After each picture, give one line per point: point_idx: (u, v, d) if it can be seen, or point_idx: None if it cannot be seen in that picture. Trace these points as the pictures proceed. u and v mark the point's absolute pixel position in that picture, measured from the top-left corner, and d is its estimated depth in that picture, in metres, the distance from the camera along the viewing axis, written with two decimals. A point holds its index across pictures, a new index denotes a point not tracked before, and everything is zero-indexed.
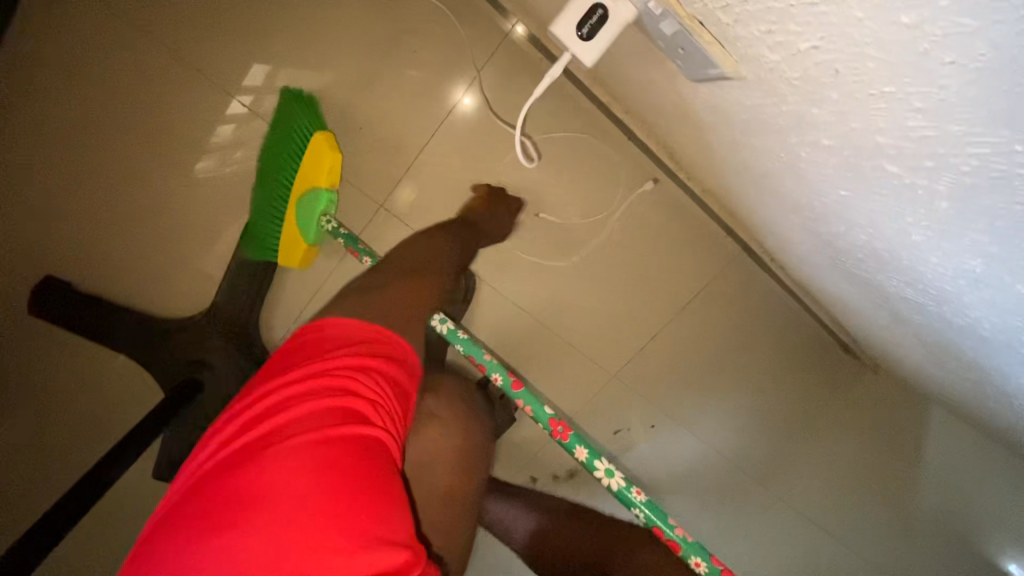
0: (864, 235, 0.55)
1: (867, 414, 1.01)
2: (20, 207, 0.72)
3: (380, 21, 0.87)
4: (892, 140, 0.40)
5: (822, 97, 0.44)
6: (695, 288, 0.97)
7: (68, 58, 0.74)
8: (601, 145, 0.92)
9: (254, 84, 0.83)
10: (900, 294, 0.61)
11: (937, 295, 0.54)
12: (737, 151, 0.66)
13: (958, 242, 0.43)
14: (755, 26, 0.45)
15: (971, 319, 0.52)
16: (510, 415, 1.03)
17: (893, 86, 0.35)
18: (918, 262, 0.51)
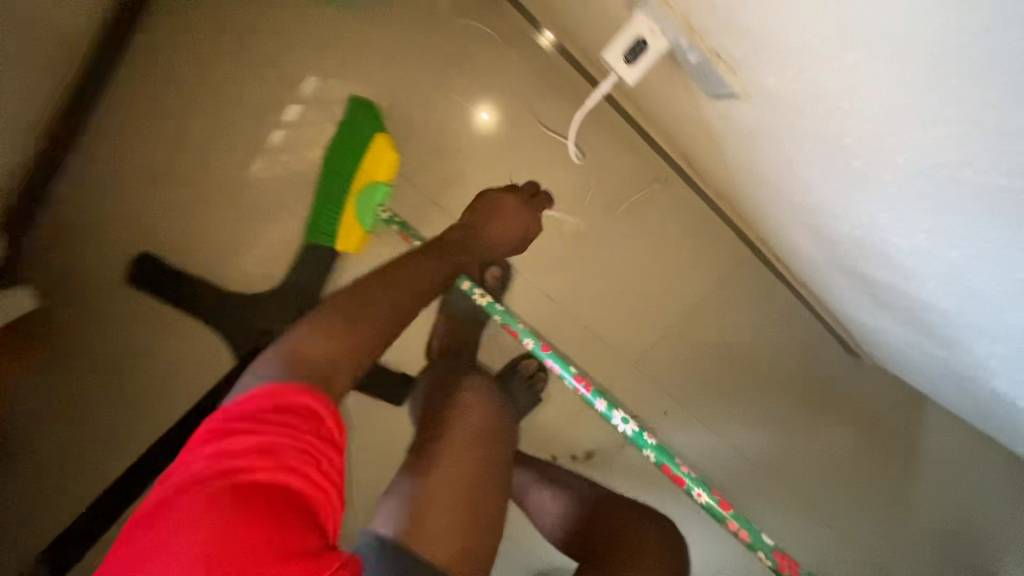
0: (848, 226, 0.53)
1: (864, 411, 0.95)
2: (146, 186, 0.90)
3: (425, 36, 0.95)
4: (864, 140, 0.41)
5: (819, 111, 0.44)
6: (709, 285, 0.95)
7: (180, 72, 0.92)
8: (622, 150, 0.93)
9: (316, 90, 0.94)
10: (883, 283, 0.57)
11: (905, 278, 0.52)
12: (755, 168, 0.62)
13: (904, 220, 0.45)
14: (757, 54, 0.45)
15: (933, 301, 0.52)
16: (534, 396, 0.97)
17: (892, 100, 0.35)
18: (886, 245, 0.50)
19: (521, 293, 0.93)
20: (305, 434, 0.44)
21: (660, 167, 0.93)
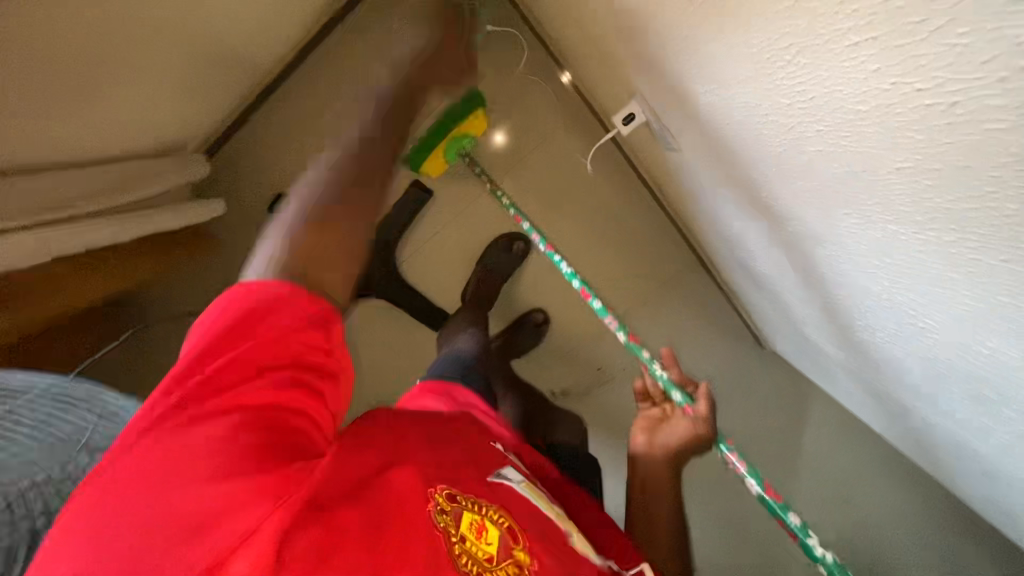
0: (729, 226, 0.89)
1: (773, 393, 1.26)
2: (262, 150, 1.22)
3: (484, 64, 1.26)
4: (756, 187, 0.68)
5: (727, 169, 0.72)
6: (667, 277, 1.31)
7: (295, 67, 1.20)
8: (616, 175, 1.30)
9: (402, 96, 1.26)
10: (752, 263, 0.93)
11: (760, 261, 0.88)
12: (695, 195, 0.96)
13: (751, 214, 0.76)
14: (694, 129, 0.74)
15: (774, 275, 0.86)
16: (539, 338, 1.32)
17: (781, 172, 0.58)
18: (744, 233, 0.85)
19: (563, 237, 1.30)
20: (290, 347, 0.46)
21: (643, 194, 1.30)
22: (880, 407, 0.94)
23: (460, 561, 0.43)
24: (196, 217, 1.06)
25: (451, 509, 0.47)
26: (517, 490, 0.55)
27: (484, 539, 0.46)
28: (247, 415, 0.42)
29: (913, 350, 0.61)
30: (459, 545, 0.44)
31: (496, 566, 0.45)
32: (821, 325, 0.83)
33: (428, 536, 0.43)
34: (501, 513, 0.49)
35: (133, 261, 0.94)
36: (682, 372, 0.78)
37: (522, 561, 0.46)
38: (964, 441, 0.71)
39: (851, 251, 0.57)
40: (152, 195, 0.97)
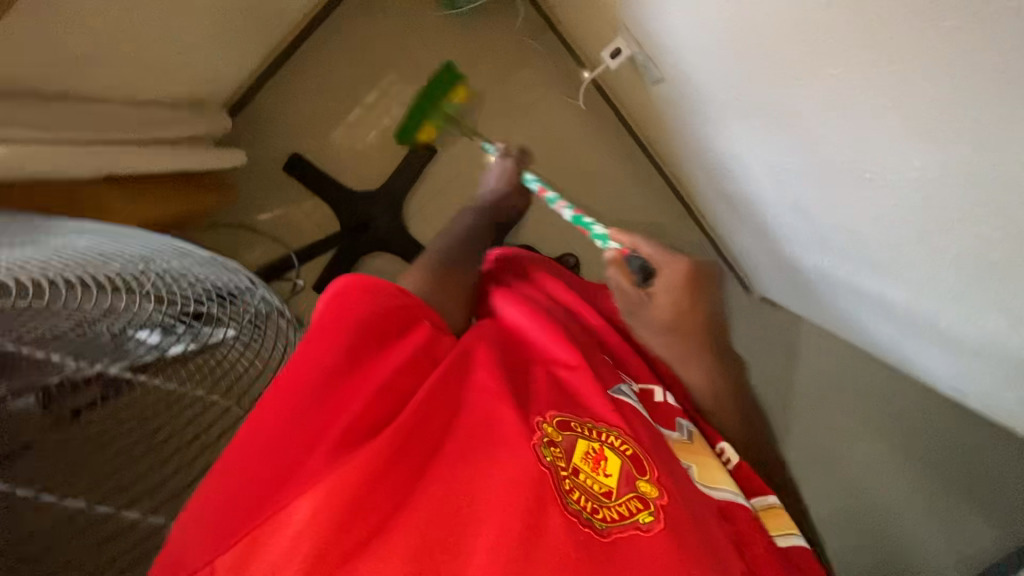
0: (727, 154, 0.94)
1: (763, 330, 1.33)
2: (282, 113, 1.35)
3: (482, 31, 1.38)
4: (732, 93, 0.77)
5: (705, 79, 0.82)
6: (662, 225, 1.41)
7: (312, 38, 1.35)
8: (609, 132, 1.40)
9: (407, 61, 1.37)
10: (753, 192, 0.97)
11: (756, 184, 0.93)
12: (679, 128, 1.06)
13: (750, 131, 0.80)
14: (673, 47, 0.84)
15: (769, 196, 0.92)
16: None
17: (751, 55, 0.67)
18: (743, 157, 0.89)
19: (567, 187, 1.40)
20: (399, 327, 0.60)
21: (634, 150, 1.41)
22: (846, 316, 1.04)
23: (573, 497, 0.52)
24: (221, 162, 1.16)
25: (563, 439, 0.56)
26: (638, 412, 0.64)
27: (602, 473, 0.55)
28: (355, 389, 0.53)
29: (868, 220, 0.70)
30: (572, 480, 0.53)
31: (615, 503, 0.54)
32: (810, 236, 0.89)
33: (537, 469, 0.51)
34: (622, 443, 0.58)
35: (172, 197, 1.05)
36: (615, 254, 0.80)
37: (646, 495, 0.54)
38: (922, 322, 0.78)
39: (817, 126, 0.65)
40: (191, 136, 1.10)
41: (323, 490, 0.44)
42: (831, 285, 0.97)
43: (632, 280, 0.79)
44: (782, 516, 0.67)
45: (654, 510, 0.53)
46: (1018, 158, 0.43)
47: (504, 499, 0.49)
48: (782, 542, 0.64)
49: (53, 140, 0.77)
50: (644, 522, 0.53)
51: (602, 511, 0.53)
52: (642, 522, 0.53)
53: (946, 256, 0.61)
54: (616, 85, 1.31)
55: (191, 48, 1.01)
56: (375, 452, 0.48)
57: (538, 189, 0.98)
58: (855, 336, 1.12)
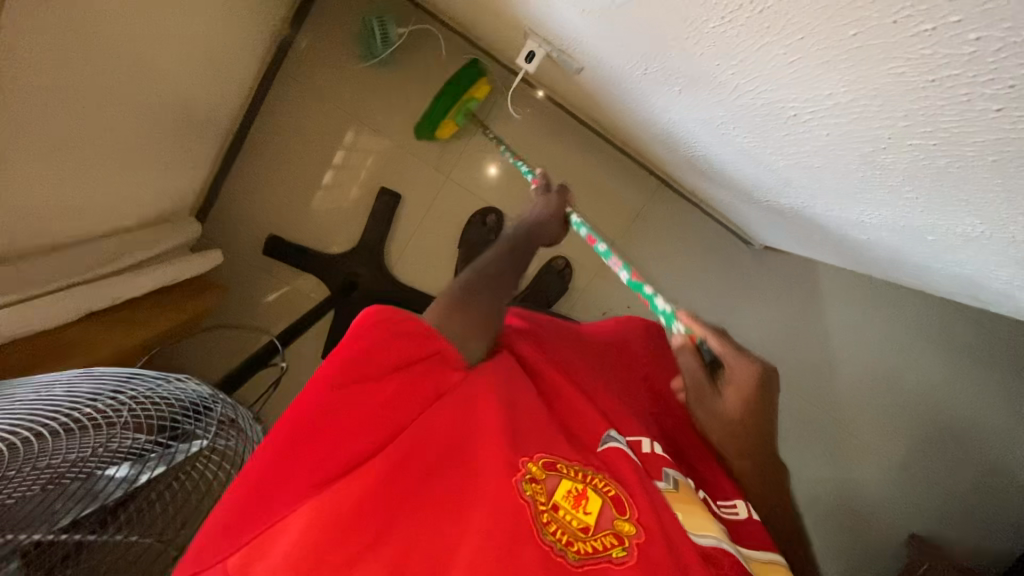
0: (667, 121, 0.91)
1: None
2: (249, 202, 1.39)
3: (411, 68, 1.37)
4: (644, 64, 0.74)
5: (614, 57, 0.79)
6: (642, 201, 1.43)
7: (256, 123, 1.37)
8: (563, 128, 1.40)
9: (351, 119, 1.39)
10: (704, 151, 0.93)
11: (702, 143, 0.90)
12: (617, 108, 1.03)
13: (674, 96, 0.77)
14: (577, 34, 0.81)
15: (717, 151, 0.89)
16: (563, 287, 1.39)
17: (642, 23, 0.64)
18: (679, 121, 0.86)
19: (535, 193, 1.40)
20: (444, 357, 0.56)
21: (593, 138, 1.40)
22: (842, 248, 0.99)
23: (548, 528, 0.47)
24: (197, 267, 1.22)
25: (547, 478, 0.51)
26: (624, 450, 0.57)
27: (582, 510, 0.49)
28: (360, 413, 0.50)
29: (812, 152, 0.65)
30: (551, 514, 0.48)
31: (592, 536, 0.48)
32: (768, 179, 0.86)
33: (513, 504, 0.47)
34: (605, 482, 0.52)
35: (154, 310, 1.10)
36: (686, 340, 0.63)
37: (624, 531, 0.48)
38: (895, 238, 0.75)
39: (726, 75, 0.61)
40: (161, 252, 1.15)
41: (314, 509, 0.45)
42: (815, 222, 0.92)
43: (700, 370, 0.62)
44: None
45: (630, 546, 0.47)
46: (912, 61, 0.39)
47: (478, 539, 0.44)
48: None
49: (33, 295, 0.83)
50: (618, 556, 0.46)
51: (577, 543, 0.47)
52: (615, 557, 0.46)
53: (893, 169, 0.56)
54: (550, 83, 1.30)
55: (140, 172, 1.04)
56: (361, 491, 0.46)
57: (586, 236, 0.88)
58: (860, 266, 1.06)
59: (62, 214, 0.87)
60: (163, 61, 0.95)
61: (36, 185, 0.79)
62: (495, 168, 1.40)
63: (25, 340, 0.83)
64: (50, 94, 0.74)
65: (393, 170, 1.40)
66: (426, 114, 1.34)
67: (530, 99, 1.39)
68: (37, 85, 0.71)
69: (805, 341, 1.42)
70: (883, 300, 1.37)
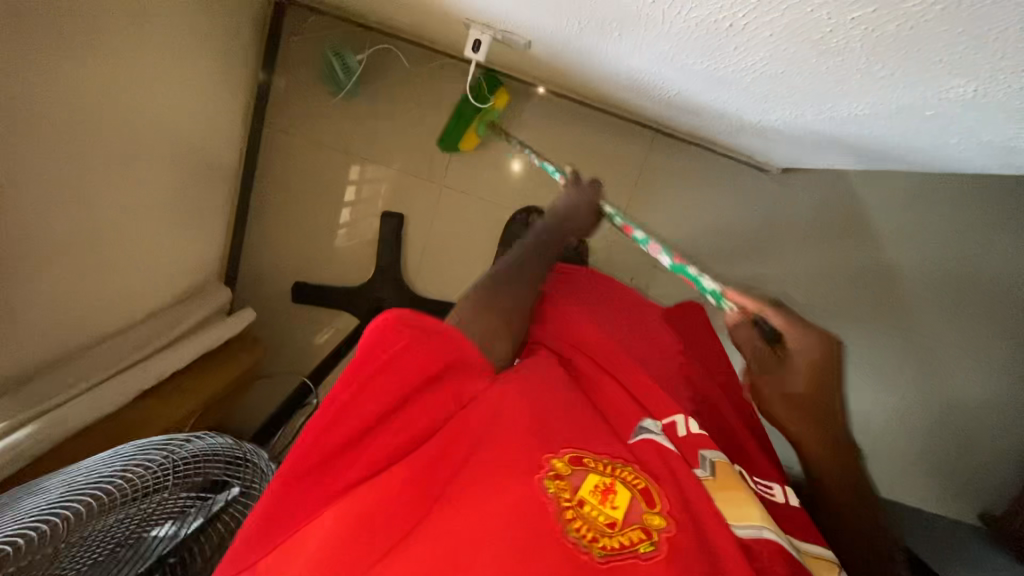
0: (626, 68, 0.87)
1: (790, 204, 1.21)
2: (269, 258, 1.45)
3: (381, 90, 1.38)
4: (574, 20, 0.72)
5: (547, 20, 0.76)
6: (641, 157, 1.38)
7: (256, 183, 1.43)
8: (541, 107, 1.37)
9: (338, 154, 1.42)
10: (673, 88, 0.89)
11: (665, 81, 0.86)
12: (578, 70, 1.00)
13: (616, 42, 0.74)
14: (505, 10, 0.79)
15: (683, 85, 0.85)
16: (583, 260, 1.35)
17: None
18: (636, 65, 0.82)
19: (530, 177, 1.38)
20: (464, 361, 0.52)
21: (575, 108, 1.36)
22: (850, 150, 0.91)
23: (572, 526, 0.43)
24: (231, 327, 1.30)
25: (573, 474, 0.46)
26: (661, 444, 0.52)
27: (610, 505, 0.45)
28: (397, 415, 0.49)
29: (766, 59, 0.60)
30: (575, 510, 0.44)
31: (621, 531, 0.43)
32: (742, 99, 0.81)
33: (530, 500, 0.44)
34: (636, 475, 0.47)
35: (202, 377, 1.18)
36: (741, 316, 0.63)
37: (654, 525, 0.44)
38: (890, 124, 0.69)
39: (647, 4, 0.58)
40: (194, 324, 1.22)
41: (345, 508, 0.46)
42: (810, 130, 0.86)
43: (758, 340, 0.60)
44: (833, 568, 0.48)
45: (660, 540, 0.43)
46: None
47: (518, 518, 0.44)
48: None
49: (81, 390, 0.92)
50: (646, 551, 0.42)
51: (604, 538, 0.43)
52: (644, 552, 0.42)
53: (852, 52, 0.51)
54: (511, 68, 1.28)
55: (160, 256, 1.13)
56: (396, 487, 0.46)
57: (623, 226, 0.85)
58: (882, 164, 0.97)
59: (79, 316, 0.94)
60: (150, 152, 1.02)
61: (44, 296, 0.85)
62: (518, 163, 1.39)
63: (84, 433, 0.91)
64: (37, 213, 0.80)
65: (390, 192, 1.42)
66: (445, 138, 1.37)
67: (502, 85, 1.36)
68: (25, 210, 0.77)
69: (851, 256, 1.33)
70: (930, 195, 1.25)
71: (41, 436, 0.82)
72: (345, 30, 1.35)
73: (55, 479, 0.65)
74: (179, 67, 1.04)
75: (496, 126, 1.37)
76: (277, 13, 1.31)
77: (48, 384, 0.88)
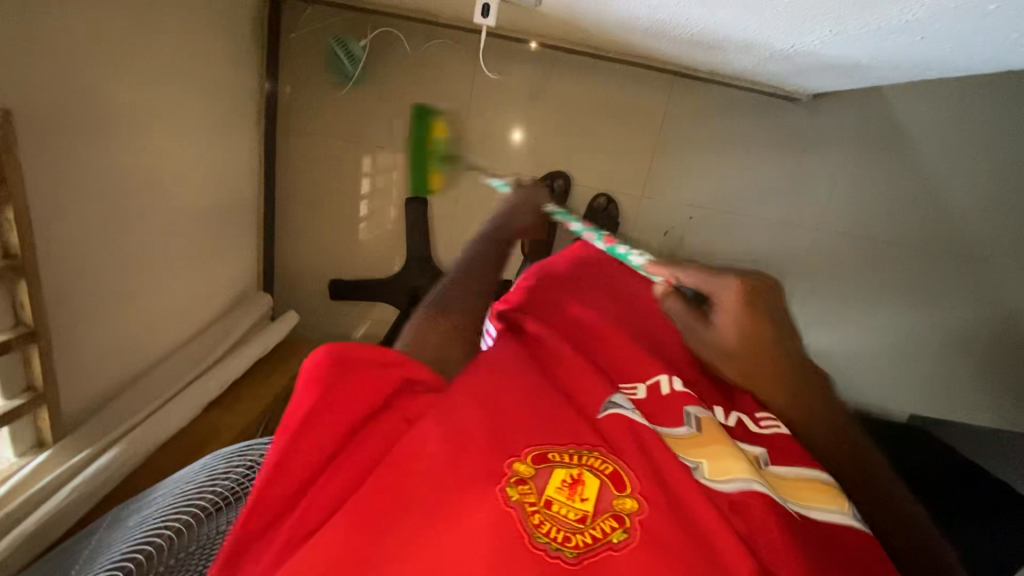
0: (648, 10, 0.83)
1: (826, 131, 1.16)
2: (303, 260, 1.46)
3: (388, 73, 1.35)
4: None
5: None
6: (665, 103, 1.31)
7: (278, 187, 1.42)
8: (553, 66, 1.31)
9: (354, 146, 1.40)
10: (700, 23, 0.85)
11: (690, 17, 0.82)
12: (594, 20, 0.95)
13: None
14: None
15: (711, 19, 0.81)
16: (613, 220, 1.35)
17: None
18: (660, 5, 0.78)
19: (553, 141, 1.36)
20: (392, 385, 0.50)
21: (589, 63, 1.31)
22: (893, 61, 0.86)
23: (540, 530, 0.40)
24: (279, 331, 1.33)
25: (536, 474, 0.44)
26: (629, 418, 0.50)
27: (579, 498, 0.43)
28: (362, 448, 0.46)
29: None
30: (543, 513, 0.42)
31: (591, 523, 0.41)
32: (776, 23, 0.76)
33: (500, 512, 0.40)
34: (602, 461, 0.46)
35: (261, 381, 1.22)
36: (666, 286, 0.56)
37: (626, 510, 0.42)
38: (947, 23, 0.64)
39: None
40: (244, 333, 1.25)
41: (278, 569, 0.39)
42: (852, 46, 0.80)
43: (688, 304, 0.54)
44: (830, 492, 0.48)
45: (632, 526, 0.41)
46: None
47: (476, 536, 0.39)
48: (817, 517, 0.45)
49: (156, 406, 0.96)
50: (619, 541, 0.40)
51: (575, 537, 0.41)
52: (617, 542, 0.40)
53: None
54: (517, 28, 1.23)
55: (199, 271, 1.15)
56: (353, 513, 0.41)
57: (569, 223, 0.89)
58: (928, 72, 0.91)
59: (134, 342, 0.96)
60: (176, 168, 1.03)
61: (94, 326, 0.87)
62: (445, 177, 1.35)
63: (163, 447, 0.96)
64: (74, 244, 0.80)
65: (411, 177, 1.40)
66: (421, 161, 1.31)
67: (511, 49, 1.31)
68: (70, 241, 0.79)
69: (892, 175, 1.28)
70: (973, 101, 1.21)
71: (127, 456, 0.86)
72: (344, 16, 1.32)
73: (149, 496, 0.67)
74: (188, 79, 1.02)
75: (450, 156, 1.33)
76: (275, 9, 1.28)
77: (124, 406, 0.91)
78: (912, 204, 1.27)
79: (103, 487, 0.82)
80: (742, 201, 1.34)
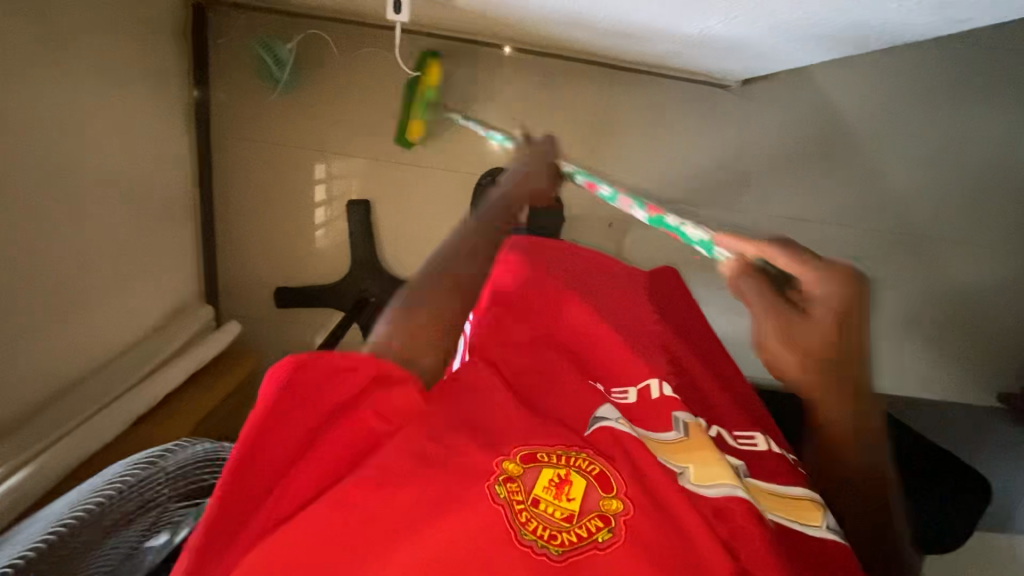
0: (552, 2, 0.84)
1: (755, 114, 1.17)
2: (246, 271, 1.44)
3: (322, 76, 1.34)
4: None
5: None
6: (600, 95, 1.32)
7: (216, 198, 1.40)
8: (487, 63, 1.32)
9: (292, 152, 1.38)
10: (606, 13, 0.86)
11: (594, 6, 0.83)
12: (511, 14, 0.96)
13: None
14: None
15: (612, 7, 0.82)
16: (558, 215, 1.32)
17: None
18: None
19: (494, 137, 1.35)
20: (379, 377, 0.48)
21: (521, 59, 1.32)
22: (797, 39, 0.87)
23: (528, 526, 0.41)
24: (218, 342, 1.30)
25: (525, 472, 0.45)
26: (615, 428, 0.51)
27: (566, 497, 0.44)
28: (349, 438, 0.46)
29: None
30: (530, 510, 0.42)
31: (577, 522, 0.42)
32: (673, 8, 0.78)
33: (485, 507, 0.41)
34: (590, 461, 0.46)
35: (200, 394, 1.19)
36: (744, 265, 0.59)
37: (612, 510, 0.43)
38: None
39: None
40: (181, 345, 1.22)
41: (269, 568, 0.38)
42: (752, 28, 0.82)
43: (765, 286, 0.56)
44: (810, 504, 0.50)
45: (617, 526, 0.42)
46: None
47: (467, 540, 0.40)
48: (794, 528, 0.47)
49: (78, 422, 0.93)
50: (604, 540, 0.41)
51: (559, 533, 0.41)
52: (602, 540, 0.41)
53: None
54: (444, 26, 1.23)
55: (130, 283, 1.12)
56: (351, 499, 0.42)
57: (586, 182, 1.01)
58: (840, 48, 0.92)
59: (55, 357, 0.93)
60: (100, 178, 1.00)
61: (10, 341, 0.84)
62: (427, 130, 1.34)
63: (87, 464, 0.93)
64: None
65: (351, 181, 1.39)
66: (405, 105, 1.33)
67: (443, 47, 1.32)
68: None
69: (827, 156, 1.29)
70: (893, 80, 1.25)
71: (40, 476, 0.83)
72: (274, 23, 1.32)
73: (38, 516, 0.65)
74: (109, 86, 1.01)
75: (434, 107, 1.32)
76: (199, 15, 1.27)
77: (42, 423, 0.88)
78: (847, 184, 1.29)
79: (13, 510, 0.79)
80: (683, 189, 1.33)
